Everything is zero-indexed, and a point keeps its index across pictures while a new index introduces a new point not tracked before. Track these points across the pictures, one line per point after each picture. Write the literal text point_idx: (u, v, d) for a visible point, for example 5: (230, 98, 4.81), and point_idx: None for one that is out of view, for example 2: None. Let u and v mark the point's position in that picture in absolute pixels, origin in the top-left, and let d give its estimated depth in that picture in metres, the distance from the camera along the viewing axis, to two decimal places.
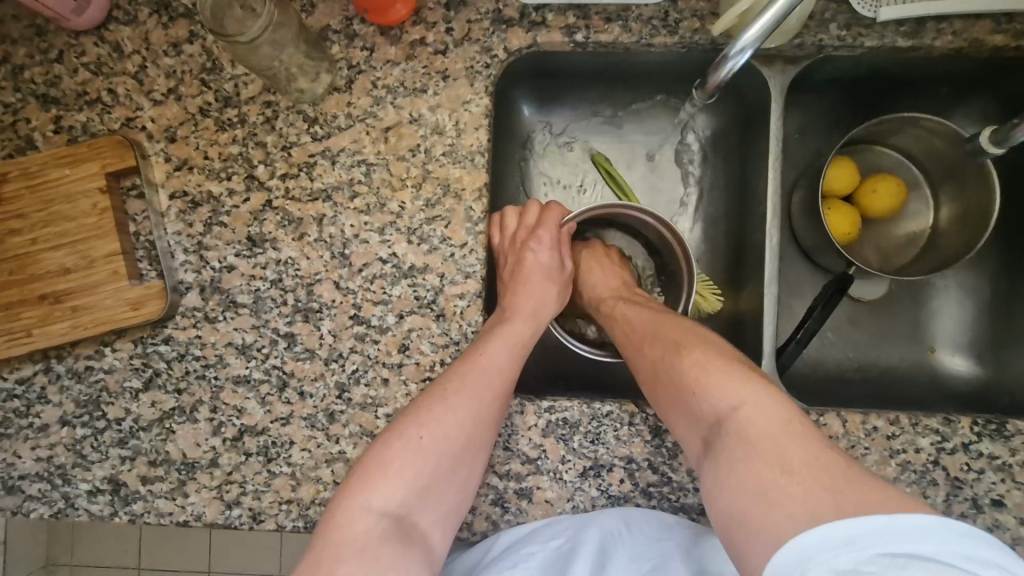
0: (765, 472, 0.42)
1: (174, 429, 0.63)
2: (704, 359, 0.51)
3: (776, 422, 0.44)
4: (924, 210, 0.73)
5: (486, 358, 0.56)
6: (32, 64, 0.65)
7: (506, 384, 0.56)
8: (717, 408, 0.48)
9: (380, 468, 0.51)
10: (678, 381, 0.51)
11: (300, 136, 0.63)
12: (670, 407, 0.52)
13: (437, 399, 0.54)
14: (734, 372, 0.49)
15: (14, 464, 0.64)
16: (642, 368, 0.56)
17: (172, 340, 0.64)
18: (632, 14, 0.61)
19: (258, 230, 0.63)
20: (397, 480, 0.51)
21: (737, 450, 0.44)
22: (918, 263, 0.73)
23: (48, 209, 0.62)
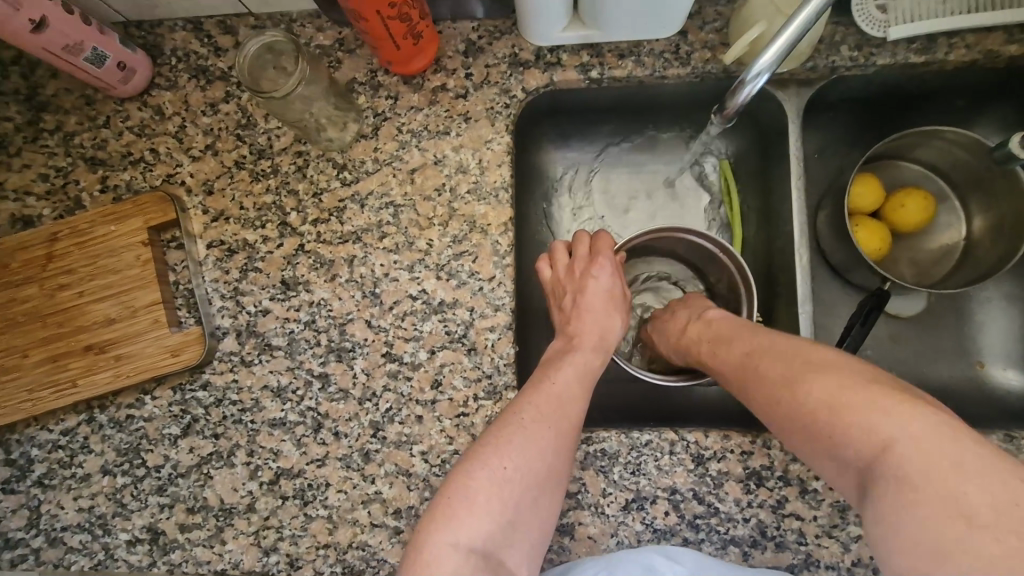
0: (941, 529, 0.37)
1: (212, 474, 0.64)
2: (825, 389, 0.45)
3: (942, 453, 0.39)
4: (956, 222, 0.72)
5: (557, 384, 0.56)
6: (81, 130, 0.70)
7: (579, 411, 0.55)
8: (866, 444, 0.42)
9: (466, 506, 0.49)
10: (811, 412, 0.46)
11: (329, 182, 0.66)
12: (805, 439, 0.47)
13: (511, 429, 0.53)
14: (866, 402, 0.43)
15: (57, 516, 0.65)
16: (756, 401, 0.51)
17: (210, 385, 0.65)
18: (643, 49, 0.63)
19: (291, 273, 0.65)
20: (487, 514, 0.49)
21: (895, 486, 0.40)
22: (957, 275, 0.71)
23: (94, 264, 0.66)
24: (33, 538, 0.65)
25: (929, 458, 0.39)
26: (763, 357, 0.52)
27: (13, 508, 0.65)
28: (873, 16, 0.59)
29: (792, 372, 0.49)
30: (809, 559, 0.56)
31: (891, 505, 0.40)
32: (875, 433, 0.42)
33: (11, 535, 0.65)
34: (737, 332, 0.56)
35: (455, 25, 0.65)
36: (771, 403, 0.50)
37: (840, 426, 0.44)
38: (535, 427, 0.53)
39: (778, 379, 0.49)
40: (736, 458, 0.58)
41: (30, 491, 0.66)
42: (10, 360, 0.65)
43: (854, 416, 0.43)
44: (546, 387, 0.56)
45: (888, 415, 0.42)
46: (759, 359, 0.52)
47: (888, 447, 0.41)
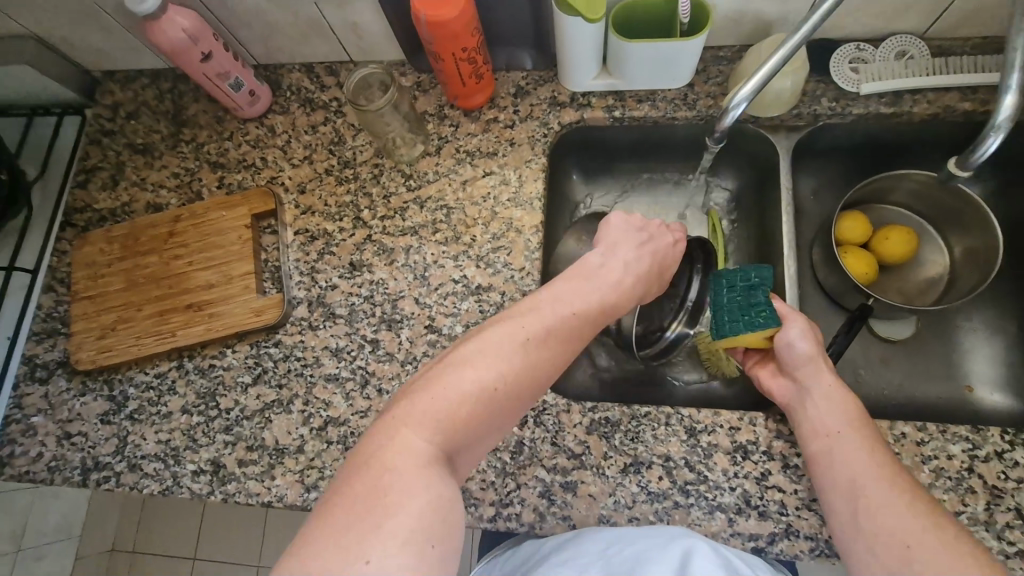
0: (916, 555, 0.47)
1: (271, 418, 0.75)
2: (857, 438, 0.57)
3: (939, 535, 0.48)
4: (939, 249, 0.82)
5: (542, 309, 0.58)
6: (210, 140, 0.88)
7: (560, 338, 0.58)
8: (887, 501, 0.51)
9: (433, 401, 0.50)
10: (855, 459, 0.55)
11: (397, 187, 0.81)
12: (834, 475, 0.56)
13: (483, 346, 0.55)
14: (898, 475, 0.53)
15: (140, 445, 0.77)
16: (803, 430, 0.61)
17: (281, 343, 0.77)
18: (659, 96, 0.78)
19: (359, 257, 0.79)
20: (447, 412, 0.50)
21: (891, 535, 0.49)
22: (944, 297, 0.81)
23: (204, 240, 0.81)
24: (117, 462, 0.76)
25: (947, 544, 0.47)
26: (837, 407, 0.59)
27: (106, 436, 0.78)
28: (847, 75, 0.73)
29: (856, 429, 0.57)
30: (789, 529, 0.63)
31: (884, 543, 0.49)
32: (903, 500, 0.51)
33: (100, 458, 0.77)
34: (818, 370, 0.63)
35: (509, 74, 0.83)
36: (823, 442, 0.58)
37: (875, 482, 0.53)
38: (504, 345, 0.55)
39: (844, 428, 0.58)
40: (725, 433, 0.66)
41: (122, 422, 0.78)
42: (126, 312, 0.80)
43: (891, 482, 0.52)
44: (524, 313, 0.58)
45: (932, 509, 0.50)
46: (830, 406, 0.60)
47: (893, 492, 0.51)
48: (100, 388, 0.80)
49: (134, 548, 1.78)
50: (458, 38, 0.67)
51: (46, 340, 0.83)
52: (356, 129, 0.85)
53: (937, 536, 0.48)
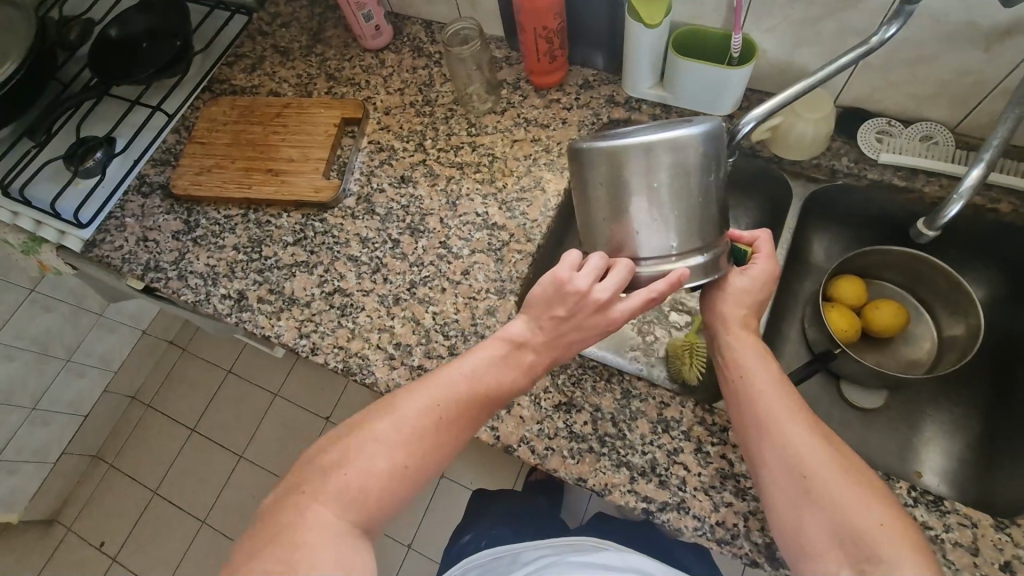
0: (799, 487, 0.56)
1: (296, 274, 0.89)
2: (755, 375, 0.64)
3: (817, 457, 0.56)
4: (924, 321, 0.86)
5: (443, 376, 0.62)
6: (333, 58, 1.08)
7: (462, 398, 0.61)
8: (774, 439, 0.59)
9: (343, 467, 0.56)
10: (754, 402, 0.62)
11: (460, 131, 0.96)
12: (739, 418, 0.63)
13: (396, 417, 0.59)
14: (785, 400, 0.61)
15: (192, 263, 0.94)
16: (721, 374, 0.68)
17: (325, 221, 0.93)
18: (700, 118, 0.89)
19: (409, 174, 0.94)
20: (356, 482, 0.55)
21: (779, 471, 0.57)
22: (938, 367, 0.83)
23: (300, 126, 0.99)
24: (171, 270, 0.94)
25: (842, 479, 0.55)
26: (753, 356, 0.66)
27: (171, 249, 0.95)
28: (872, 142, 0.81)
29: (767, 375, 0.64)
30: (681, 503, 0.66)
31: (793, 484, 0.56)
32: (807, 441, 0.58)
33: (160, 263, 0.94)
34: (741, 321, 0.69)
35: (581, 70, 0.96)
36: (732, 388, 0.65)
37: (774, 420, 0.60)
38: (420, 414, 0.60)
39: (759, 375, 0.64)
40: (655, 404, 0.72)
41: (186, 242, 0.96)
42: (222, 162, 0.99)
43: (797, 426, 0.59)
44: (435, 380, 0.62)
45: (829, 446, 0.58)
46: (747, 356, 0.66)
47: (776, 427, 0.59)
48: (182, 212, 0.98)
49: (150, 403, 1.98)
50: (540, 14, 0.82)
51: (159, 167, 1.04)
52: (445, 79, 1.01)
53: (834, 472, 0.55)
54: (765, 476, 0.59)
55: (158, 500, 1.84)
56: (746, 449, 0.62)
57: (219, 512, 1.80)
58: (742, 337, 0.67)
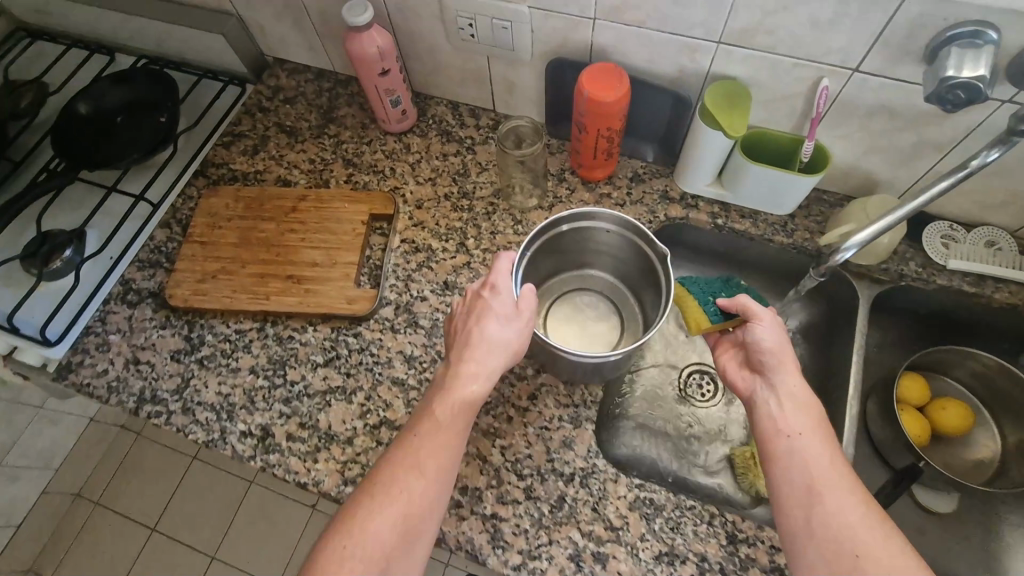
0: (855, 566, 0.51)
1: (331, 403, 0.78)
2: (811, 436, 0.59)
3: (876, 540, 0.52)
4: (992, 434, 0.85)
5: (421, 424, 0.63)
6: (350, 141, 0.97)
7: (433, 431, 0.62)
8: (826, 507, 0.55)
9: (344, 548, 0.56)
10: (806, 464, 0.58)
11: (505, 228, 0.88)
12: (784, 475, 0.58)
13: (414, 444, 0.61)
14: (840, 470, 0.57)
15: (199, 391, 0.80)
16: (761, 426, 0.63)
17: (360, 336, 0.81)
18: (761, 217, 0.85)
19: (454, 279, 0.85)
20: (353, 551, 0.55)
21: (830, 542, 0.53)
22: (992, 484, 0.82)
23: (322, 223, 0.87)
24: (173, 401, 0.79)
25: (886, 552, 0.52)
26: (797, 409, 0.62)
27: (172, 374, 0.81)
28: (938, 247, 0.80)
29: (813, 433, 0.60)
30: None
31: (825, 544, 0.53)
32: (848, 507, 0.54)
33: (158, 392, 0.80)
34: (783, 371, 0.65)
35: (629, 160, 0.91)
36: (775, 442, 0.61)
37: (830, 491, 0.55)
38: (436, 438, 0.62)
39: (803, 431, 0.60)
40: (766, 549, 0.67)
41: (190, 365, 0.81)
42: (230, 265, 0.86)
43: (840, 489, 0.56)
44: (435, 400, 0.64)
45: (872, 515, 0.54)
46: (792, 408, 0.62)
47: (832, 497, 0.55)
48: (181, 327, 0.84)
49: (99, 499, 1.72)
50: (602, 117, 0.75)
51: (147, 269, 0.89)
52: (481, 168, 0.93)
53: (873, 541, 0.52)
54: (811, 546, 0.54)
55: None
56: (787, 507, 0.57)
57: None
58: (787, 388, 0.63)
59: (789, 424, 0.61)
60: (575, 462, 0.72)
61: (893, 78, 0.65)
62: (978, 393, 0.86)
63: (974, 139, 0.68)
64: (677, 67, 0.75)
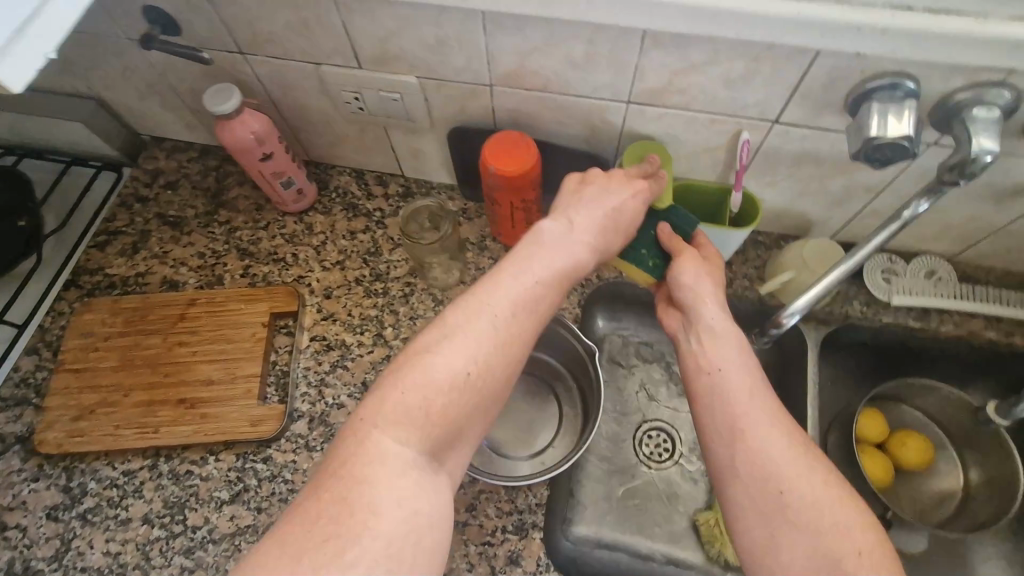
0: (782, 516, 0.45)
1: (241, 547, 0.67)
2: (740, 367, 0.53)
3: (804, 479, 0.46)
4: (953, 472, 0.82)
5: (426, 364, 0.46)
6: (245, 227, 0.87)
7: (448, 374, 0.45)
8: (751, 446, 0.48)
9: (344, 539, 0.38)
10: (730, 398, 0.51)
11: (426, 311, 0.80)
12: (710, 413, 0.51)
13: (392, 434, 0.43)
14: (768, 403, 0.51)
15: (83, 554, 0.68)
16: (686, 362, 0.56)
17: (270, 460, 0.71)
18: None
19: (373, 377, 0.76)
20: (360, 543, 0.38)
21: (756, 487, 0.47)
22: (948, 524, 0.79)
23: (216, 331, 0.77)
24: (51, 571, 0.67)
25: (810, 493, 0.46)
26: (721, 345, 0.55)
27: (47, 536, 0.69)
28: (880, 283, 0.77)
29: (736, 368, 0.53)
30: None
31: (752, 492, 0.47)
32: (776, 444, 0.48)
33: (32, 562, 0.67)
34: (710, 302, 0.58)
35: None
36: (700, 376, 0.54)
37: (757, 428, 0.49)
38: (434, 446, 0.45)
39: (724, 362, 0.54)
40: None
41: (71, 522, 0.69)
42: (111, 395, 0.74)
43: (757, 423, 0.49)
44: (423, 374, 0.45)
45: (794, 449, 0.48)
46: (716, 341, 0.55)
47: (758, 436, 0.48)
48: (58, 476, 0.72)
49: None
50: (515, 188, 0.69)
51: (11, 408, 0.76)
52: (394, 244, 0.84)
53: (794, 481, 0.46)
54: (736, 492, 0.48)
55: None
56: (711, 449, 0.50)
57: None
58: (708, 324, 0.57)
59: (716, 354, 0.54)
60: None
61: (813, 128, 0.61)
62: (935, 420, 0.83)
63: (901, 181, 0.66)
64: (589, 127, 0.69)
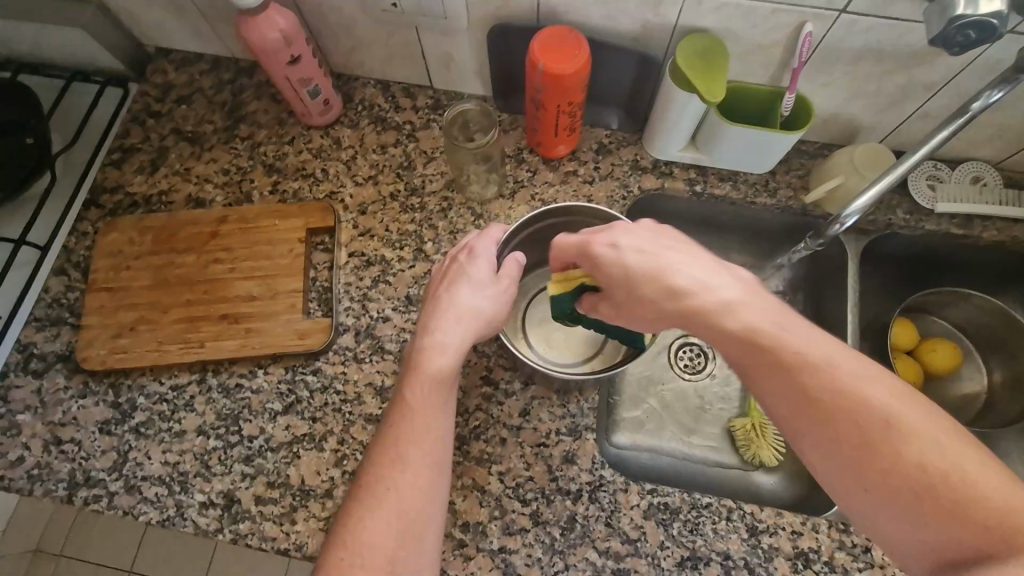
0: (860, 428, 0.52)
1: (300, 454, 0.68)
2: None
3: None
4: (977, 377, 0.85)
5: (425, 355, 0.55)
6: (268, 142, 0.83)
7: (440, 359, 0.54)
8: None
9: (382, 490, 0.49)
10: None
11: (466, 225, 0.78)
12: None
13: (386, 519, 0.47)
14: None
15: (142, 465, 0.68)
16: None
17: (320, 372, 0.72)
18: (740, 178, 0.81)
19: (417, 291, 0.75)
20: (399, 492, 0.49)
21: None
22: (972, 424, 0.83)
23: (251, 248, 0.75)
24: (112, 481, 0.68)
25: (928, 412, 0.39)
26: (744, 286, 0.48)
27: (103, 449, 0.69)
28: (925, 192, 0.77)
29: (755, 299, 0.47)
30: None
31: None
32: None
33: (91, 473, 0.68)
34: None
35: (592, 130, 0.83)
36: None
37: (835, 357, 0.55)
38: (431, 510, 0.49)
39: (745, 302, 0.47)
40: (787, 536, 0.66)
41: (125, 435, 0.70)
42: (151, 312, 0.73)
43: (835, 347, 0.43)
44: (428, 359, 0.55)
45: None
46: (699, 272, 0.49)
47: None
48: (105, 392, 0.71)
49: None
50: (563, 93, 0.66)
51: (48, 328, 0.74)
52: (427, 158, 0.82)
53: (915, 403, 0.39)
54: None
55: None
56: None
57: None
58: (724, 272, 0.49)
59: None
60: (580, 478, 0.68)
61: (884, 17, 0.59)
62: (963, 328, 0.86)
63: (963, 78, 0.65)
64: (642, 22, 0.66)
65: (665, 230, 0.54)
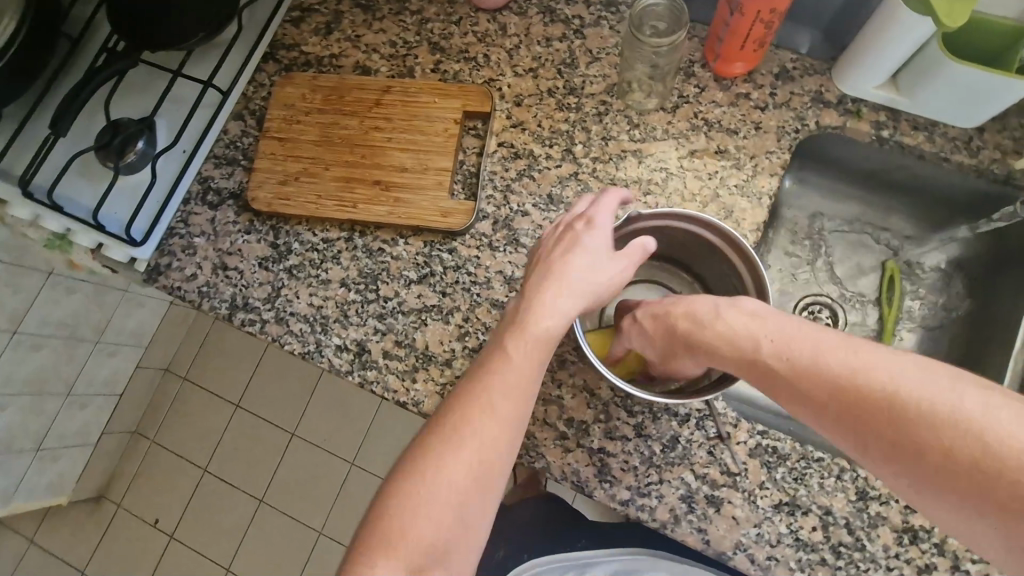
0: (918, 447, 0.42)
1: (427, 322, 0.73)
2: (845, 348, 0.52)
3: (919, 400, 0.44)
4: None
5: (522, 333, 0.56)
6: (436, 20, 0.83)
7: (540, 336, 0.56)
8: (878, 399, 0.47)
9: (454, 442, 0.51)
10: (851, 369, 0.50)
11: (620, 133, 0.76)
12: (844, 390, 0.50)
13: (449, 481, 0.49)
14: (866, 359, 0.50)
15: (291, 302, 0.76)
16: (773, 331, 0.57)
17: (455, 252, 0.75)
18: (938, 130, 0.71)
19: (559, 191, 0.75)
20: (466, 454, 0.50)
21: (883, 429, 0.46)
22: None
23: (409, 121, 0.77)
24: (266, 310, 0.76)
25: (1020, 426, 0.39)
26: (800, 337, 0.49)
27: (262, 281, 0.77)
28: None
29: (816, 344, 0.49)
30: None
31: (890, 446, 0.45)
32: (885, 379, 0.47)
33: (249, 300, 0.77)
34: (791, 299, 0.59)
35: (778, 51, 0.76)
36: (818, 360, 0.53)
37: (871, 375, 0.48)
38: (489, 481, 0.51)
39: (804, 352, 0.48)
40: (898, 509, 0.63)
41: (280, 273, 0.77)
42: (313, 167, 0.78)
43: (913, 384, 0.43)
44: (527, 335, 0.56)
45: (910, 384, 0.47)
46: (761, 330, 0.52)
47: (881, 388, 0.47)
48: (267, 233, 0.79)
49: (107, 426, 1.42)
50: None
51: (224, 167, 0.83)
52: (592, 57, 0.78)
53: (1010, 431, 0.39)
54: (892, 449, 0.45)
55: (210, 478, 1.51)
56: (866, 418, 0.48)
57: (278, 493, 1.49)
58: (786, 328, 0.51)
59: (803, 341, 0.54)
60: (692, 404, 0.67)
61: None
62: None
63: None
64: None
65: (741, 300, 0.55)
